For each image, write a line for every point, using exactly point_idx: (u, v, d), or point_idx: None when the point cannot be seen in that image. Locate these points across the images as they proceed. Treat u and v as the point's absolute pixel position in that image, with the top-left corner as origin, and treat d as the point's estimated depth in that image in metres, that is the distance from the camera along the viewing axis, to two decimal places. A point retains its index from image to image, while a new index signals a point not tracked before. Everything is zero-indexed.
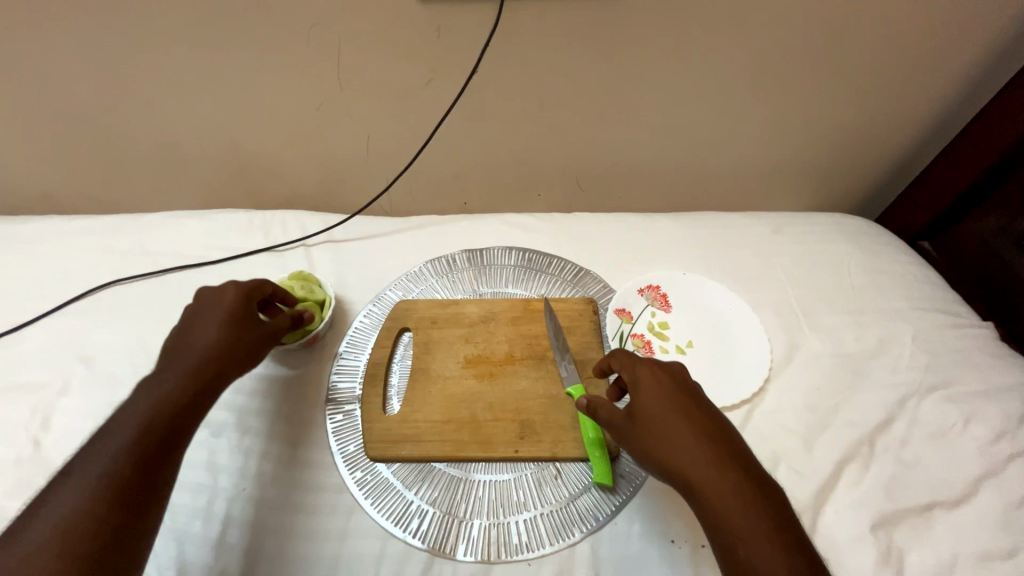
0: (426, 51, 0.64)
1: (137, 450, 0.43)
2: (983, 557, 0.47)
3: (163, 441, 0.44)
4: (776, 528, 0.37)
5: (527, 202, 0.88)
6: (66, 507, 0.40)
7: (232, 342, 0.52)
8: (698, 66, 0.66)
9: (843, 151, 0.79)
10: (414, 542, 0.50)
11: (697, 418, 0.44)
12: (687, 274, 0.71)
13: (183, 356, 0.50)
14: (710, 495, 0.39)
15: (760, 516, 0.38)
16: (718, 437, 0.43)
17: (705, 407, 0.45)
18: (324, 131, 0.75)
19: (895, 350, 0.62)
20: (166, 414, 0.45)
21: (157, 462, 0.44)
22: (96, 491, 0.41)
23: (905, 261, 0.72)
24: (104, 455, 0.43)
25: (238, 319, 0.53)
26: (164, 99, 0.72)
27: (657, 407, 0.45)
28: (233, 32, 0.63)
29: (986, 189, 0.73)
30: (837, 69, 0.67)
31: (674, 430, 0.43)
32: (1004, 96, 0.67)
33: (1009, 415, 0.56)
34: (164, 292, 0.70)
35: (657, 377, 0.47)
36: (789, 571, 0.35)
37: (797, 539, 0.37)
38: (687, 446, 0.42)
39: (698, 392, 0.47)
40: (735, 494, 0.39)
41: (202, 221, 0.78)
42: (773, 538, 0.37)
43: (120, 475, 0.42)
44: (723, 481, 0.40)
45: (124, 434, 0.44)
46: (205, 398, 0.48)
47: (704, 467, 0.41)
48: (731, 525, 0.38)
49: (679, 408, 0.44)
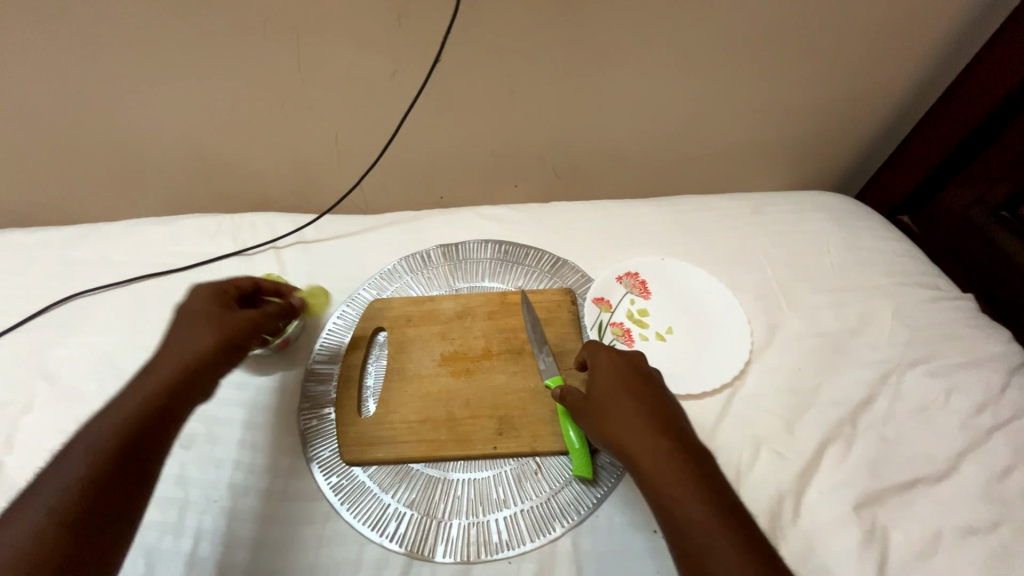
0: (388, 41, 0.62)
1: (127, 441, 0.40)
2: (966, 531, 0.47)
3: (153, 433, 0.41)
4: (709, 493, 0.38)
5: (503, 193, 0.86)
6: (42, 501, 0.36)
7: (217, 335, 0.49)
8: (668, 46, 0.64)
9: (820, 127, 0.77)
10: (392, 546, 0.49)
11: (645, 395, 0.46)
12: (666, 259, 0.70)
13: (164, 354, 0.47)
14: (648, 461, 0.41)
15: (693, 480, 0.39)
16: (663, 413, 0.45)
17: (657, 388, 0.47)
18: (289, 130, 0.73)
19: (875, 326, 0.61)
20: (161, 405, 0.43)
21: (147, 457, 0.41)
22: (77, 485, 0.37)
23: (885, 236, 0.72)
24: (88, 447, 0.39)
25: (219, 313, 0.50)
26: (117, 102, 0.69)
27: (609, 387, 0.47)
28: (182, 28, 0.60)
29: (962, 161, 0.72)
30: (810, 44, 0.66)
31: (622, 405, 0.45)
32: (980, 62, 0.66)
33: (991, 387, 0.56)
34: (130, 303, 0.68)
35: (614, 360, 0.49)
36: (716, 531, 0.36)
37: (730, 505, 0.37)
38: (631, 418, 0.44)
39: (651, 377, 0.49)
40: (672, 460, 0.40)
41: (167, 228, 0.76)
42: (703, 499, 0.37)
43: (104, 466, 0.38)
44: (659, 452, 0.41)
45: (115, 424, 0.41)
46: (189, 400, 0.45)
47: (645, 436, 0.42)
48: (665, 488, 0.39)
49: (629, 387, 0.46)
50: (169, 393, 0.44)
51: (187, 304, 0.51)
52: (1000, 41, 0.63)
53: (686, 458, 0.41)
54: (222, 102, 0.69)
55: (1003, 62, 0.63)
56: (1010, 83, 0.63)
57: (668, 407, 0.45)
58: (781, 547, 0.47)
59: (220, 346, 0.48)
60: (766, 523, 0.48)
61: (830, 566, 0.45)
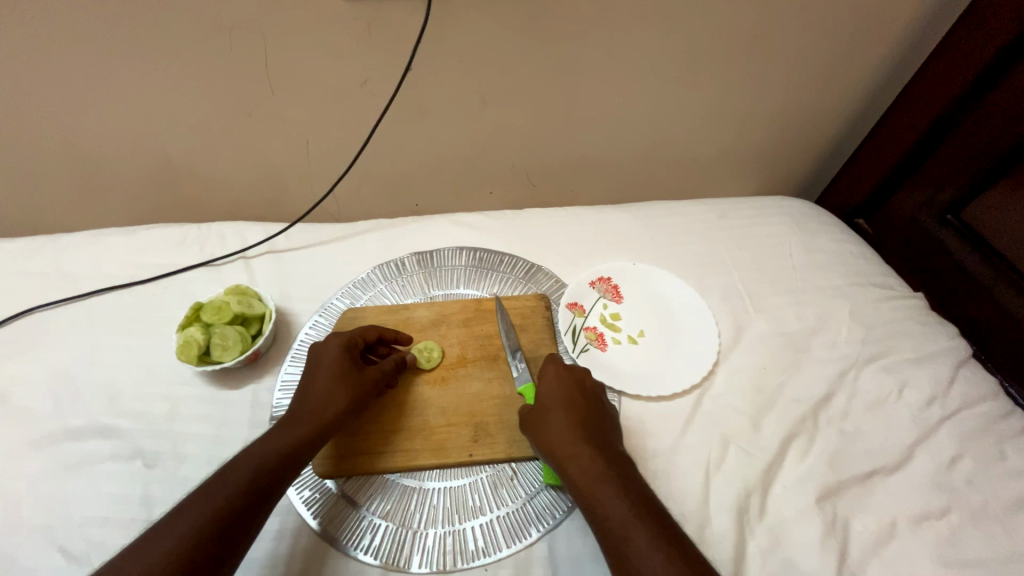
0: (358, 50, 0.62)
1: (241, 495, 0.42)
2: (918, 518, 0.49)
3: (265, 486, 0.44)
4: (629, 494, 0.42)
5: (478, 200, 0.87)
6: (165, 540, 0.38)
7: (340, 393, 0.51)
8: (634, 57, 0.67)
9: (780, 135, 0.81)
10: (366, 559, 0.48)
11: (583, 407, 0.50)
12: (637, 264, 0.71)
13: (291, 413, 0.50)
14: (579, 469, 0.45)
15: (618, 484, 0.43)
16: (597, 424, 0.49)
17: (595, 399, 0.51)
18: (259, 138, 0.72)
19: (834, 325, 0.64)
20: (276, 459, 0.46)
21: (258, 506, 0.43)
22: (199, 525, 0.39)
23: (842, 239, 0.75)
24: (210, 492, 0.42)
25: (346, 371, 0.52)
26: (73, 110, 0.66)
27: (550, 399, 0.51)
28: (143, 36, 0.59)
29: (911, 167, 0.76)
30: (768, 56, 0.69)
31: (560, 415, 0.49)
32: (925, 74, 0.70)
33: (939, 380, 0.59)
34: (88, 318, 0.66)
35: (559, 373, 0.53)
36: (634, 526, 0.40)
37: (647, 504, 0.42)
38: (566, 429, 0.48)
39: (589, 387, 0.53)
40: (601, 467, 0.44)
41: (128, 238, 0.74)
42: (626, 502, 0.42)
43: (222, 514, 0.41)
44: (587, 458, 0.45)
45: (235, 472, 0.44)
46: (308, 451, 0.48)
47: (578, 445, 0.46)
48: (593, 493, 0.43)
49: (569, 399, 0.50)
50: (279, 448, 0.46)
51: (325, 356, 0.54)
52: (942, 54, 0.67)
53: (613, 465, 0.45)
54: (187, 110, 0.68)
55: (945, 74, 0.67)
56: (952, 93, 0.67)
57: (602, 419, 0.50)
58: (749, 541, 0.48)
59: (330, 405, 0.50)
60: (734, 519, 0.49)
61: (795, 558, 0.47)
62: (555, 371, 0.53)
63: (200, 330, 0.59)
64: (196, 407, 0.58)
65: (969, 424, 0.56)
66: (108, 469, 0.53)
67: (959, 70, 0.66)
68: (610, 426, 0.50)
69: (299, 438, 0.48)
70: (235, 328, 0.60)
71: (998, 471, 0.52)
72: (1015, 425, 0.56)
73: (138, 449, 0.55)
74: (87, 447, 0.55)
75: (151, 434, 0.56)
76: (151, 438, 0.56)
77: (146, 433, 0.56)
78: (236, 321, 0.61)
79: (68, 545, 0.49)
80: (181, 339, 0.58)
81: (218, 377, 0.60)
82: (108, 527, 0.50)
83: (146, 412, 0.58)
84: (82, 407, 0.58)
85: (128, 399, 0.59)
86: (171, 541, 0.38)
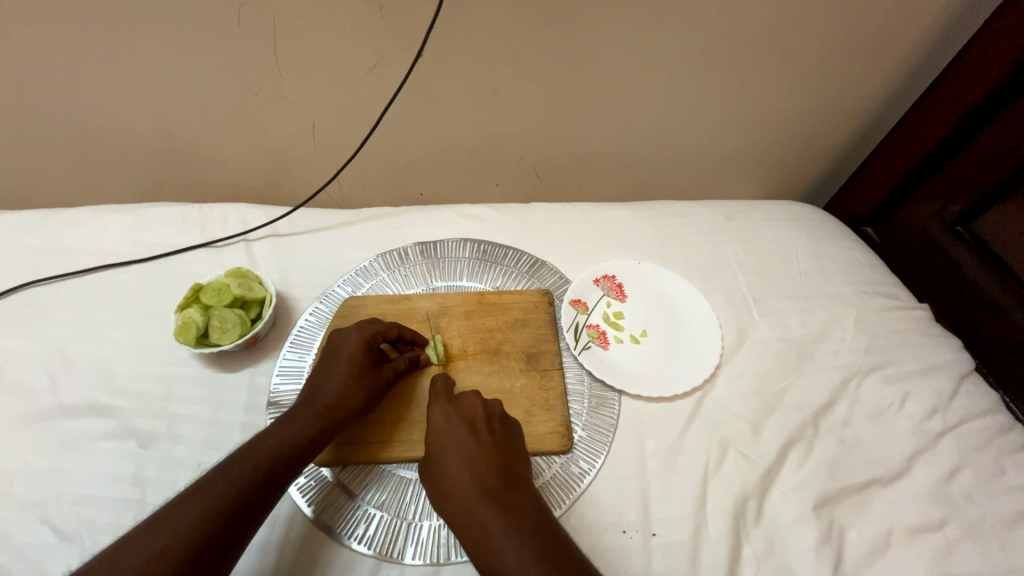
0: (368, 32, 0.61)
1: (255, 478, 0.43)
2: (915, 529, 0.49)
3: (277, 473, 0.44)
4: (523, 542, 0.38)
5: (483, 192, 0.85)
6: (177, 520, 0.39)
7: (360, 393, 0.51)
8: (647, 53, 0.66)
9: (791, 139, 0.80)
10: (360, 548, 0.48)
11: (472, 446, 0.45)
12: (642, 263, 0.71)
13: (306, 406, 0.49)
14: (469, 523, 0.41)
15: (515, 533, 0.39)
16: (490, 461, 0.44)
17: (490, 437, 0.47)
18: (263, 119, 0.71)
19: (838, 333, 0.64)
20: (287, 453, 0.46)
21: (269, 497, 0.43)
22: (209, 511, 0.40)
23: (848, 246, 0.75)
24: (224, 477, 0.42)
25: (365, 368, 0.52)
26: (76, 85, 0.65)
27: (441, 446, 0.46)
28: (147, 12, 0.58)
29: (922, 177, 0.76)
30: (784, 59, 0.68)
31: (447, 467, 0.45)
32: (941, 83, 0.69)
33: (941, 391, 0.59)
34: (84, 294, 0.65)
35: (446, 417, 0.48)
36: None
37: (546, 547, 0.38)
38: (453, 482, 0.43)
39: (480, 422, 0.48)
40: (493, 516, 0.40)
41: (128, 216, 0.73)
42: (521, 550, 0.38)
43: (238, 496, 0.41)
44: (471, 513, 0.41)
45: (246, 460, 0.44)
46: (318, 443, 0.48)
47: (464, 497, 0.42)
48: (490, 551, 0.39)
49: (456, 447, 0.46)
50: (292, 443, 0.46)
51: (350, 351, 0.53)
52: (960, 64, 0.66)
53: (510, 510, 0.41)
54: (191, 88, 0.66)
55: (959, 86, 0.67)
56: (968, 104, 0.66)
57: (497, 452, 0.45)
58: (744, 546, 0.48)
59: (350, 405, 0.50)
60: (730, 523, 0.49)
61: (790, 564, 0.47)
62: (445, 415, 0.48)
63: (198, 311, 0.58)
64: (192, 389, 0.57)
65: (969, 438, 0.55)
66: (102, 448, 0.53)
67: (977, 80, 0.64)
68: (507, 459, 0.45)
69: (314, 435, 0.48)
70: (234, 311, 0.59)
71: (996, 486, 0.52)
72: (1016, 440, 0.56)
73: (132, 430, 0.54)
74: (80, 425, 0.54)
75: (145, 415, 0.55)
76: (145, 418, 0.55)
77: (140, 414, 0.55)
78: (236, 304, 0.60)
79: (59, 522, 0.48)
80: (180, 320, 0.57)
81: (216, 360, 0.60)
82: (99, 506, 0.49)
83: (141, 392, 0.57)
84: (76, 384, 0.57)
85: (123, 378, 0.58)
86: (188, 516, 0.39)
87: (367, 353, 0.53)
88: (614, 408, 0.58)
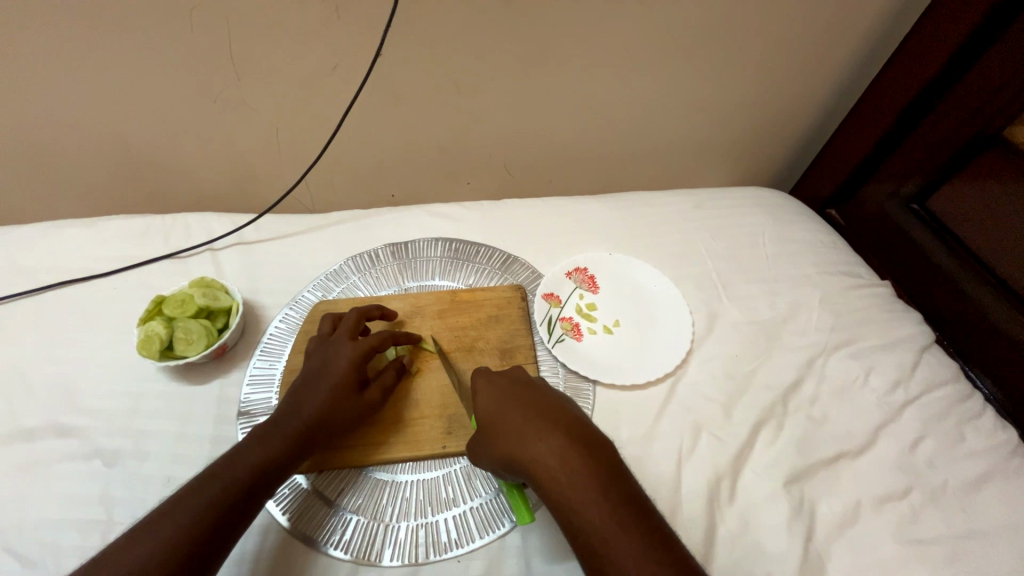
0: (326, 34, 0.60)
1: (232, 495, 0.42)
2: (882, 498, 0.51)
3: (251, 489, 0.43)
4: (601, 489, 0.40)
5: (455, 190, 0.85)
6: (150, 543, 0.38)
7: (343, 412, 0.50)
8: (609, 44, 0.66)
9: (754, 126, 0.82)
10: (337, 554, 0.47)
11: (543, 424, 0.44)
12: (613, 254, 0.71)
13: (285, 422, 0.48)
14: (544, 475, 0.42)
15: (589, 485, 0.40)
16: (552, 416, 0.45)
17: (545, 394, 0.49)
18: (224, 124, 0.69)
19: (804, 313, 0.65)
20: (266, 465, 0.45)
21: (245, 514, 0.42)
22: (184, 532, 0.39)
23: (813, 228, 0.76)
24: (199, 496, 0.41)
25: (351, 386, 0.51)
26: (23, 97, 0.63)
27: (508, 426, 0.45)
28: (92, 18, 0.56)
29: (879, 158, 0.77)
30: (742, 47, 0.69)
31: (512, 423, 0.45)
32: (892, 66, 0.71)
33: (903, 364, 0.61)
34: (41, 313, 0.63)
35: (492, 383, 0.51)
36: (614, 520, 0.38)
37: (627, 494, 0.40)
38: (521, 432, 0.44)
39: (529, 384, 0.50)
40: (563, 467, 0.41)
41: (87, 230, 0.71)
42: (603, 500, 0.39)
43: (215, 515, 0.40)
44: (553, 457, 0.42)
45: (222, 476, 0.43)
46: (295, 461, 0.47)
47: (537, 445, 0.43)
48: (566, 500, 0.40)
49: (511, 405, 0.47)
50: (271, 459, 0.45)
51: (334, 362, 0.52)
52: (908, 46, 0.69)
53: (579, 461, 0.41)
54: (146, 96, 0.65)
55: (910, 68, 0.69)
56: (917, 84, 0.68)
57: (570, 423, 0.45)
58: (719, 525, 0.49)
59: (332, 422, 0.49)
60: (704, 505, 0.50)
61: (762, 541, 0.48)
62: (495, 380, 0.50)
63: (162, 324, 0.57)
64: (159, 404, 0.56)
65: (931, 408, 0.57)
66: (64, 470, 0.51)
67: (926, 60, 0.66)
68: (580, 425, 0.45)
69: (294, 452, 0.47)
70: (199, 322, 0.58)
71: (957, 452, 0.54)
72: (974, 407, 0.58)
73: (96, 449, 0.53)
74: (41, 447, 0.53)
75: (110, 433, 0.54)
76: (111, 436, 0.54)
77: (105, 432, 0.54)
78: (201, 314, 0.59)
79: (20, 548, 0.46)
80: (142, 333, 0.56)
81: (183, 372, 0.58)
82: (63, 529, 0.48)
83: (105, 410, 0.55)
84: (37, 405, 0.55)
85: (86, 397, 0.56)
86: (159, 536, 0.38)
87: (354, 371, 0.52)
88: (589, 398, 0.58)
